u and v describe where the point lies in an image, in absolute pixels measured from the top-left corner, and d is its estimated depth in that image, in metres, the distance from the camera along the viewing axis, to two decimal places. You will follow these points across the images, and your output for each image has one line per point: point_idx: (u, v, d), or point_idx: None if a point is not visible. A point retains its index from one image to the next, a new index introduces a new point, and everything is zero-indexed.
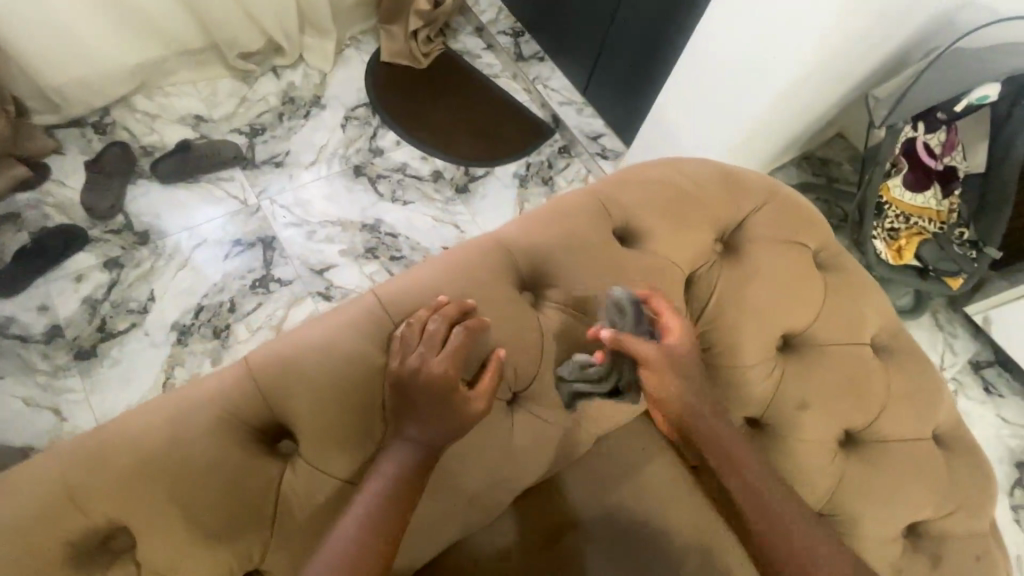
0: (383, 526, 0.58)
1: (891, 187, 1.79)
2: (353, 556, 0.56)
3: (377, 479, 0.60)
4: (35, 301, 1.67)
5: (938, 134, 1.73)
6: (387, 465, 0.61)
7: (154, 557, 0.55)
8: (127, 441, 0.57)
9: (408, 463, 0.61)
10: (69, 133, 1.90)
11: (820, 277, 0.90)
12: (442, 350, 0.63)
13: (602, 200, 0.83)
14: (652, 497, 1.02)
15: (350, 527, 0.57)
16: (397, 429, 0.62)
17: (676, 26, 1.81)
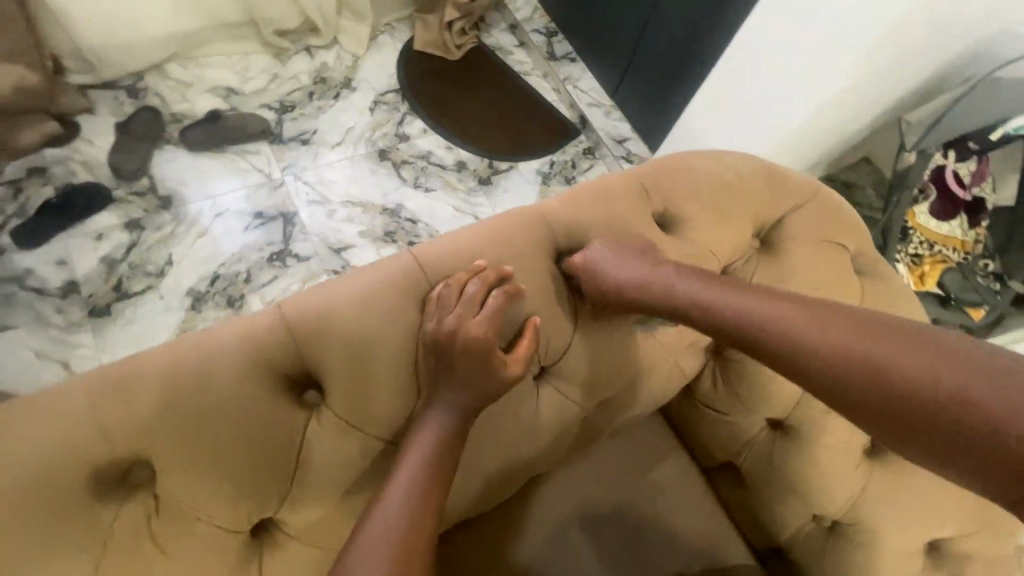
0: (431, 488, 0.59)
1: (916, 213, 1.82)
2: (408, 517, 0.57)
3: (420, 440, 0.61)
4: (53, 256, 1.66)
5: (967, 164, 1.75)
6: (427, 429, 0.61)
7: (176, 492, 0.54)
8: (154, 374, 0.55)
9: (448, 425, 0.62)
10: (103, 94, 1.89)
11: (859, 284, 0.88)
12: (482, 316, 0.63)
13: (645, 185, 0.81)
14: (663, 496, 1.00)
15: (401, 487, 0.58)
16: (436, 391, 0.62)
17: (704, 41, 1.80)
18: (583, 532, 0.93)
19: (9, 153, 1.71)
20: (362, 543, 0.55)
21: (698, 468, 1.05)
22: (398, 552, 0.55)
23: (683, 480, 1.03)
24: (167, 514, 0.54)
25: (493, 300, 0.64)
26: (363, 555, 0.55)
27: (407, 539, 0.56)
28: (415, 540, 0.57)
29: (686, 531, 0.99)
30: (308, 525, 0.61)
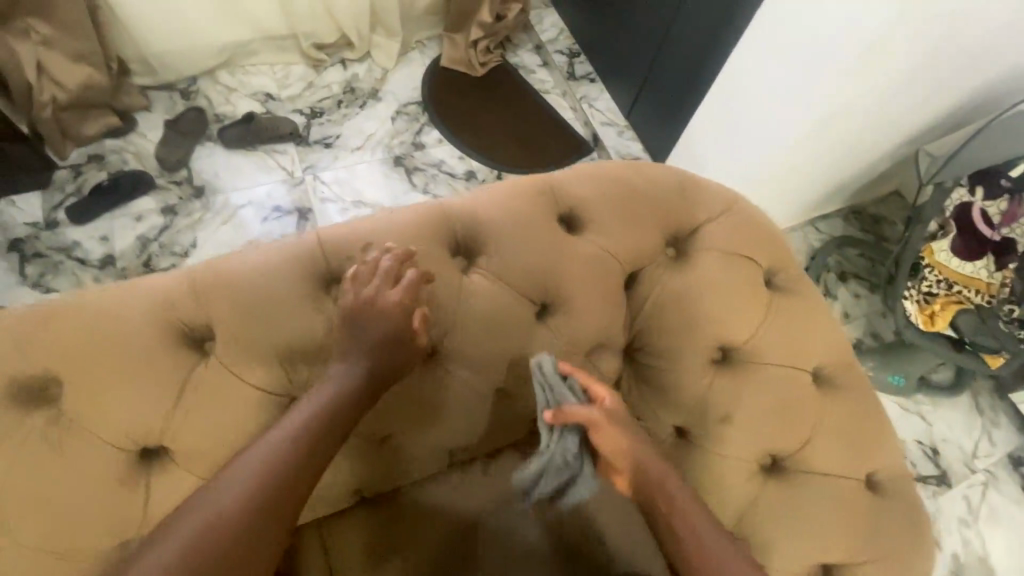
0: (329, 426, 0.66)
1: (933, 250, 1.38)
2: (277, 468, 0.63)
3: (310, 404, 0.67)
4: (97, 232, 1.77)
5: (999, 202, 1.32)
6: (319, 395, 0.67)
7: (74, 407, 0.64)
8: (77, 310, 0.67)
9: (339, 396, 0.68)
10: (159, 95, 1.99)
11: (768, 297, 0.89)
12: (388, 303, 0.70)
13: (553, 188, 0.88)
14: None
15: (278, 439, 0.64)
16: (338, 365, 0.69)
17: (707, 62, 1.63)
18: None
19: (72, 140, 1.81)
20: (228, 479, 0.62)
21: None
22: (259, 494, 0.61)
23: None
24: (64, 425, 0.64)
25: (402, 293, 0.71)
26: (227, 489, 0.61)
27: (269, 488, 0.62)
28: (278, 491, 0.62)
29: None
30: (184, 457, 0.69)
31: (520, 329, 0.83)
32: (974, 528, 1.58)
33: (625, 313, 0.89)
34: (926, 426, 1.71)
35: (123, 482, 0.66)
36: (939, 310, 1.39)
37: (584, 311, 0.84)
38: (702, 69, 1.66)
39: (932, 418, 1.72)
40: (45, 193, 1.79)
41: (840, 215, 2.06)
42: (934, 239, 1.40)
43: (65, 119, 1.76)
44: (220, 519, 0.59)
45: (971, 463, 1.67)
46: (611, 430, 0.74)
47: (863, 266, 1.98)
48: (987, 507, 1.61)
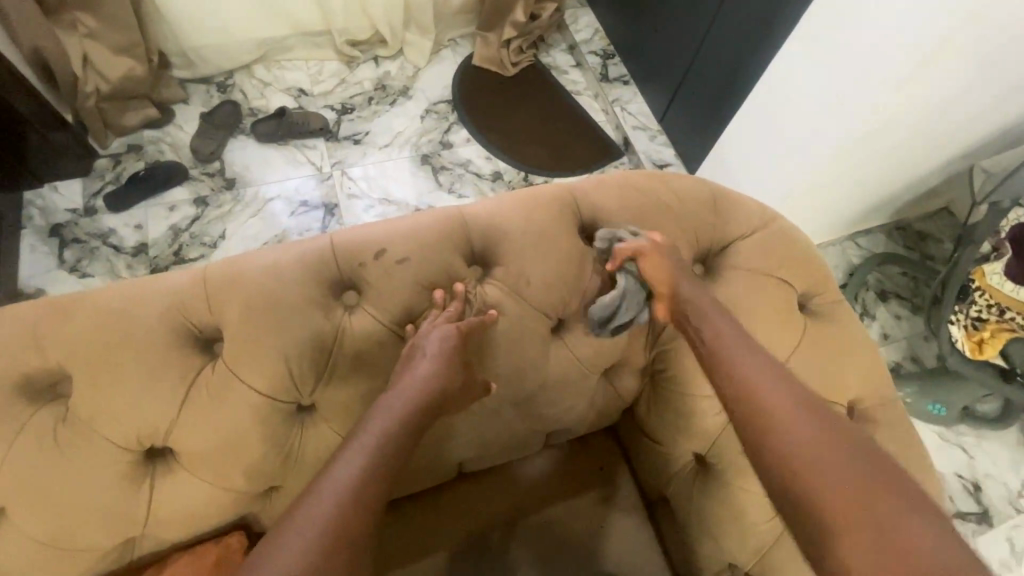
0: (394, 443, 0.64)
1: (984, 273, 1.27)
2: (338, 521, 0.57)
3: (371, 434, 0.64)
4: (133, 221, 1.80)
5: None
6: (372, 439, 0.63)
7: (82, 405, 0.64)
8: (90, 307, 0.67)
9: (390, 443, 0.64)
10: (197, 88, 2.02)
11: (802, 322, 0.84)
12: (439, 354, 0.69)
13: (575, 197, 0.84)
14: (597, 526, 0.94)
15: (336, 490, 0.59)
16: (394, 394, 0.67)
17: (749, 63, 1.56)
18: (501, 536, 0.93)
19: (114, 131, 1.85)
20: (285, 538, 0.56)
21: (643, 501, 0.98)
22: (318, 548, 0.55)
23: (625, 512, 0.96)
24: (72, 422, 0.64)
25: (458, 348, 0.71)
26: (288, 548, 0.55)
27: (332, 542, 0.56)
28: (340, 547, 0.56)
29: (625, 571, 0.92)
30: (190, 460, 0.68)
31: (533, 344, 0.80)
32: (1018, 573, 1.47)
33: (644, 332, 0.85)
34: (967, 459, 1.60)
35: (129, 481, 0.66)
36: (988, 337, 1.29)
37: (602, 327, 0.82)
38: (742, 70, 1.59)
39: (975, 451, 1.61)
40: (86, 180, 1.82)
41: (882, 230, 1.95)
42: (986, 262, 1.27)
43: (106, 110, 1.80)
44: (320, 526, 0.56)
45: (1016, 502, 1.55)
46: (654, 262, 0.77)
47: (906, 286, 1.88)
48: None
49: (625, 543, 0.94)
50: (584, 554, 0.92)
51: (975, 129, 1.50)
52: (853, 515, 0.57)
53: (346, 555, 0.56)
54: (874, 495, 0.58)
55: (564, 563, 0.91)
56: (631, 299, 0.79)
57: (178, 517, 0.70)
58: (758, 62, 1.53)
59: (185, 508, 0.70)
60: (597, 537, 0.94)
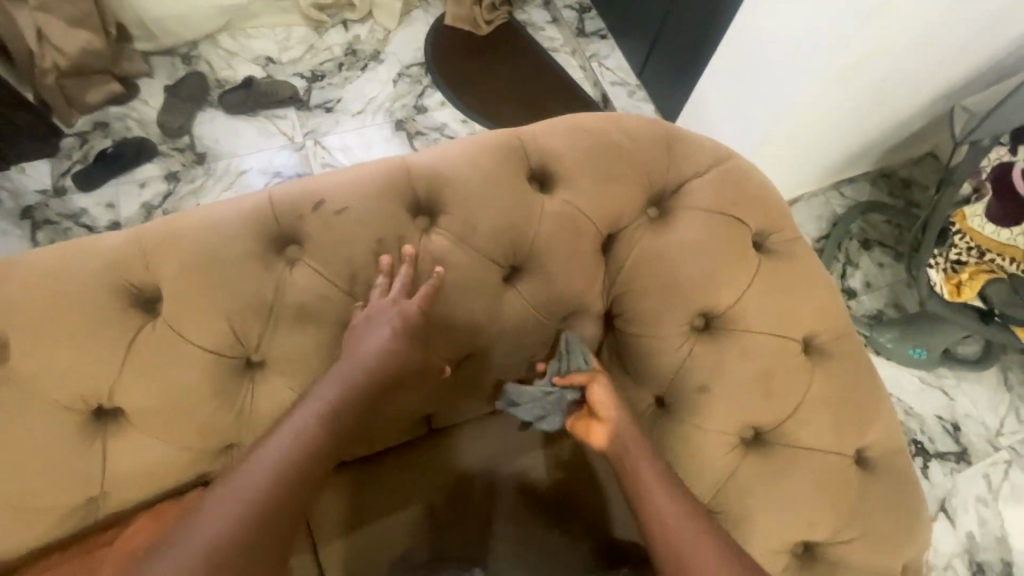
0: (339, 411, 0.67)
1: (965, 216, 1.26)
2: (278, 481, 0.62)
3: (320, 402, 0.67)
4: (103, 199, 1.76)
5: None
6: (318, 408, 0.66)
7: (26, 369, 0.64)
8: (27, 269, 0.66)
9: (335, 413, 0.67)
10: (160, 60, 1.95)
11: (758, 261, 0.83)
12: (396, 326, 0.70)
13: (524, 142, 0.82)
14: (568, 473, 0.96)
15: (276, 451, 0.63)
16: (344, 361, 0.69)
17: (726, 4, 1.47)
18: (474, 489, 0.94)
19: (78, 108, 1.81)
20: (226, 493, 0.61)
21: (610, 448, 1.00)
22: (249, 514, 0.60)
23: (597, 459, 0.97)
24: (15, 385, 0.64)
25: (410, 315, 0.71)
26: (225, 500, 0.60)
27: (269, 502, 0.61)
28: (276, 502, 0.61)
29: (597, 517, 0.93)
30: (142, 420, 0.68)
31: (486, 294, 0.79)
32: (993, 507, 1.51)
33: (601, 277, 0.84)
34: (947, 402, 1.62)
35: (82, 440, 0.67)
36: (966, 279, 1.27)
37: (555, 274, 0.80)
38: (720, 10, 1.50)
39: (955, 394, 1.63)
40: (53, 159, 1.78)
41: (866, 178, 1.92)
42: (966, 204, 1.27)
43: (67, 87, 1.75)
44: (258, 493, 0.61)
45: (994, 440, 1.58)
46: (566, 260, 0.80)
47: (889, 234, 1.86)
48: (1009, 486, 1.53)
49: (597, 487, 0.95)
50: (557, 503, 0.94)
51: (956, 64, 1.45)
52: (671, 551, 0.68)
53: (283, 518, 0.62)
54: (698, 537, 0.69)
55: (540, 514, 0.93)
56: (541, 402, 0.79)
57: (136, 474, 0.71)
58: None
59: (143, 466, 0.71)
60: (570, 484, 0.95)
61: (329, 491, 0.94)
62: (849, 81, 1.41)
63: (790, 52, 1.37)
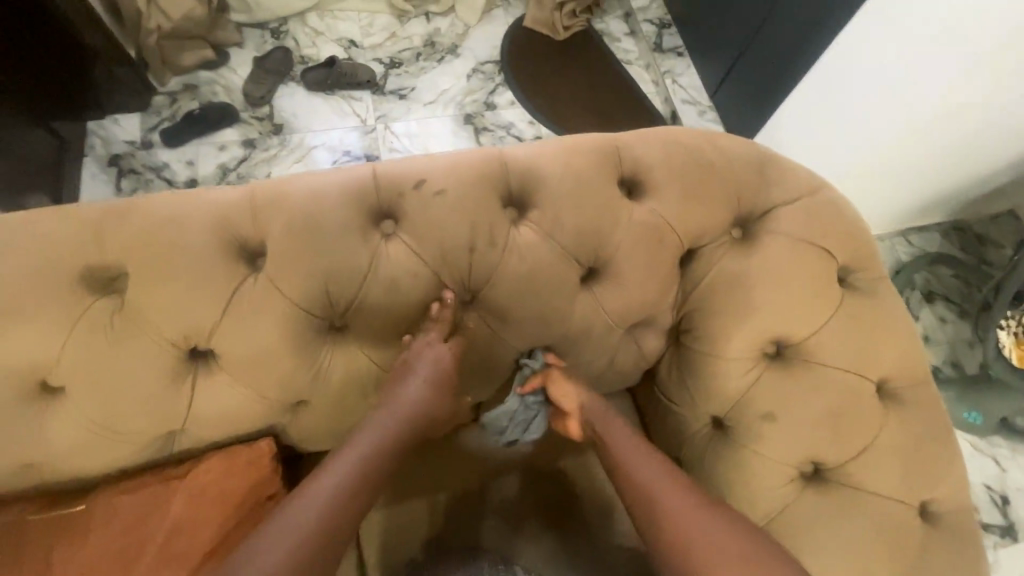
0: (432, 394, 0.75)
1: None
2: (344, 486, 0.67)
3: (412, 388, 0.74)
4: (184, 156, 1.85)
5: None
6: (410, 394, 0.74)
7: (137, 305, 0.68)
8: (147, 212, 0.70)
9: (422, 396, 0.75)
10: (251, 32, 2.04)
11: (840, 296, 0.81)
12: (441, 356, 0.75)
13: (618, 148, 0.83)
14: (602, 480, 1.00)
15: (376, 432, 0.73)
16: (420, 355, 0.74)
17: (820, 24, 1.39)
18: (512, 480, 0.99)
19: (172, 69, 1.91)
20: (301, 503, 0.65)
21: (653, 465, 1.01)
22: (348, 483, 0.68)
23: None
24: (125, 318, 0.69)
25: (444, 355, 0.75)
26: (299, 511, 0.65)
27: (344, 505, 0.67)
28: (349, 501, 0.67)
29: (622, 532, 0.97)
30: (230, 366, 0.73)
31: (563, 293, 0.79)
32: None
33: (675, 292, 0.84)
34: (998, 470, 1.53)
35: (174, 377, 0.72)
36: None
37: (633, 283, 0.81)
38: (809, 43, 1.44)
39: (1009, 465, 1.53)
40: (144, 115, 1.87)
41: (937, 229, 1.78)
42: None
43: (165, 48, 1.86)
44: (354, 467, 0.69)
45: None
46: (645, 270, 0.80)
47: (955, 289, 1.75)
48: None
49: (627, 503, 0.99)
50: (590, 512, 0.98)
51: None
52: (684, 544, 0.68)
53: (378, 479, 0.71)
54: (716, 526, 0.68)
55: (569, 519, 0.97)
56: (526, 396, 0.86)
57: (215, 417, 0.75)
58: (830, 28, 1.37)
59: (224, 409, 0.75)
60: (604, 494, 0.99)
61: None
62: (923, 126, 1.32)
63: (876, 74, 1.31)
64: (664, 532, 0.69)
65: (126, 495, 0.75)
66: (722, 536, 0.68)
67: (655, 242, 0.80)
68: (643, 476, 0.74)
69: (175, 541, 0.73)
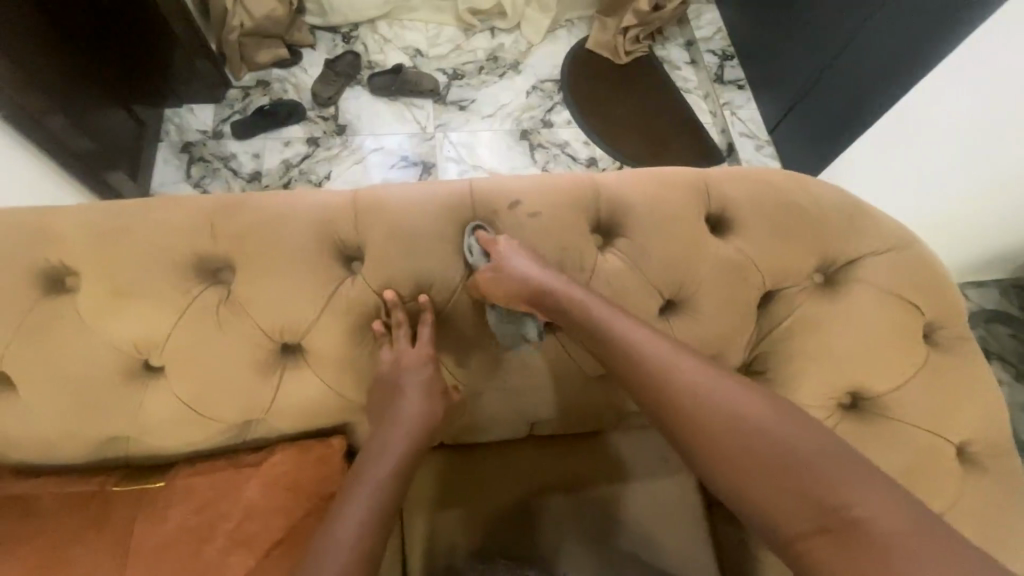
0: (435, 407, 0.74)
1: None
2: (384, 499, 0.69)
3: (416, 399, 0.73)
4: (252, 149, 1.91)
5: None
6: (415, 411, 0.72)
7: (241, 296, 0.72)
8: (255, 209, 0.74)
9: (426, 411, 0.73)
10: (324, 36, 2.12)
11: (925, 352, 0.80)
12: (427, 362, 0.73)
13: (708, 185, 0.83)
14: (655, 510, 0.99)
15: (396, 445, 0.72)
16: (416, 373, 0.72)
17: (901, 67, 1.36)
18: (559, 501, 0.98)
19: (248, 65, 1.99)
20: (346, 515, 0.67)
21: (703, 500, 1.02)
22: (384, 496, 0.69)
23: (684, 507, 1.00)
24: (227, 308, 0.72)
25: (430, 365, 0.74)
26: (354, 505, 0.67)
27: (390, 497, 0.69)
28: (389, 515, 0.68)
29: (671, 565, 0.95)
30: (318, 362, 0.75)
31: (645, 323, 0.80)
32: None
33: (751, 331, 0.84)
34: None
35: (266, 367, 0.75)
36: None
37: (714, 319, 0.81)
38: (890, 86, 1.41)
39: None
40: (217, 107, 1.95)
41: (997, 284, 1.65)
42: None
43: (245, 45, 1.95)
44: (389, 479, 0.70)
45: None
46: (727, 307, 0.80)
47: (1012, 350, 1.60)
48: None
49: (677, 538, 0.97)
50: (640, 541, 0.97)
51: None
52: (815, 506, 0.56)
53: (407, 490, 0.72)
54: (843, 467, 0.58)
55: (618, 547, 0.96)
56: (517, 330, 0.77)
57: (295, 409, 0.78)
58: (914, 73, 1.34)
59: (306, 403, 0.78)
60: (657, 526, 0.98)
61: (427, 469, 1.01)
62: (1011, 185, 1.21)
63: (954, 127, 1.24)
64: (785, 501, 0.58)
65: (202, 476, 0.78)
66: (860, 485, 0.57)
67: (739, 280, 0.80)
68: (743, 438, 0.61)
69: (245, 526, 0.75)
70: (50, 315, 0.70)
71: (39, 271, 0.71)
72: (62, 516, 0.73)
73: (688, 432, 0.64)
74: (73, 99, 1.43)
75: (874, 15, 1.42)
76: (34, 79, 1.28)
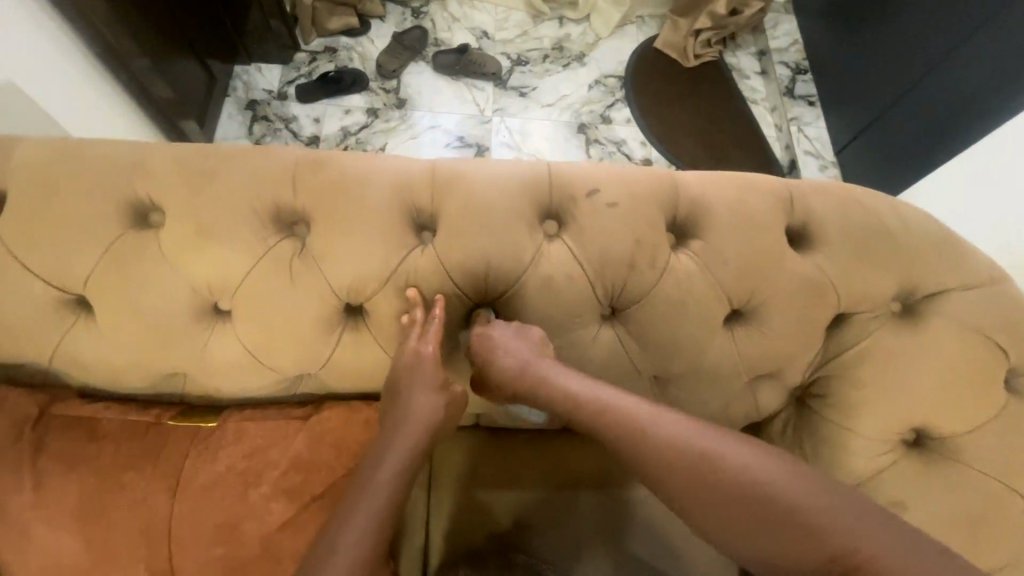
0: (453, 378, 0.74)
1: None
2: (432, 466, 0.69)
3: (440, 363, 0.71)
4: (313, 114, 1.93)
5: None
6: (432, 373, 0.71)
7: (314, 251, 0.73)
8: (337, 169, 0.75)
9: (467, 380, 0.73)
10: (393, 8, 2.12)
11: (1004, 397, 0.76)
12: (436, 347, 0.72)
13: (791, 196, 0.81)
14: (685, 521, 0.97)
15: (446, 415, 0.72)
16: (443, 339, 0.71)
17: (997, 99, 1.29)
18: (588, 497, 0.97)
19: (318, 30, 2.01)
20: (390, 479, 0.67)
21: None
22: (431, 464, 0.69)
23: None
24: (299, 261, 0.73)
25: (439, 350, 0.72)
26: (402, 468, 0.67)
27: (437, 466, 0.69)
28: None
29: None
30: (377, 326, 0.76)
31: (709, 329, 0.78)
32: None
33: (818, 350, 0.80)
34: None
35: (328, 325, 0.76)
36: None
37: (783, 335, 0.78)
38: (989, 113, 1.31)
39: None
40: (284, 68, 1.98)
41: None
42: None
43: (318, 10, 1.98)
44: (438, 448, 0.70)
45: None
46: (796, 324, 0.78)
47: None
48: None
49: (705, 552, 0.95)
50: (668, 550, 0.95)
51: None
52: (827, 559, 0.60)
53: None
54: (831, 509, 0.61)
55: (643, 551, 0.94)
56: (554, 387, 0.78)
57: (349, 369, 0.79)
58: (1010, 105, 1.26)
59: (360, 365, 0.79)
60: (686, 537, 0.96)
61: (458, 447, 1.01)
62: None
63: None
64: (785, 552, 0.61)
65: (254, 422, 0.80)
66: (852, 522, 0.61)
67: (814, 299, 0.77)
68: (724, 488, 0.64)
69: (290, 475, 0.77)
70: (130, 249, 0.73)
71: (126, 205, 0.73)
72: (120, 441, 0.76)
73: (677, 490, 0.65)
74: (169, 49, 1.48)
75: (966, 44, 1.35)
76: (139, 25, 1.33)
